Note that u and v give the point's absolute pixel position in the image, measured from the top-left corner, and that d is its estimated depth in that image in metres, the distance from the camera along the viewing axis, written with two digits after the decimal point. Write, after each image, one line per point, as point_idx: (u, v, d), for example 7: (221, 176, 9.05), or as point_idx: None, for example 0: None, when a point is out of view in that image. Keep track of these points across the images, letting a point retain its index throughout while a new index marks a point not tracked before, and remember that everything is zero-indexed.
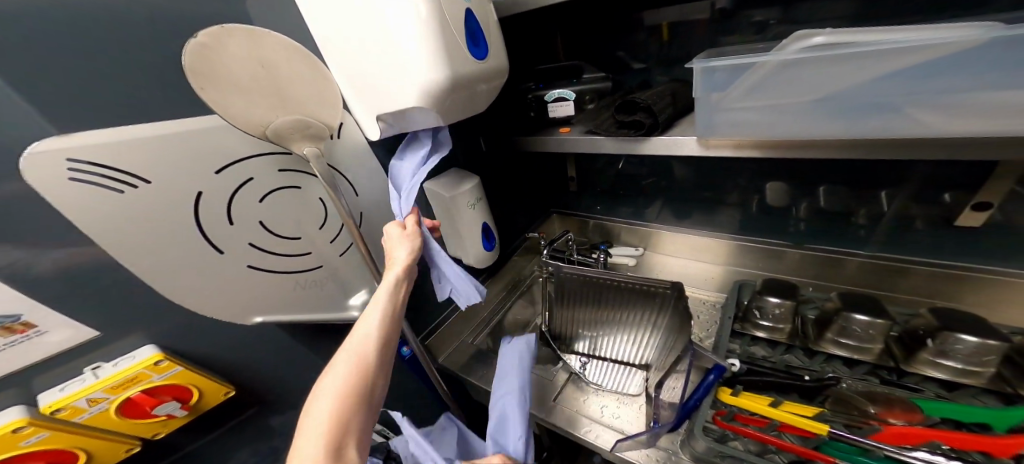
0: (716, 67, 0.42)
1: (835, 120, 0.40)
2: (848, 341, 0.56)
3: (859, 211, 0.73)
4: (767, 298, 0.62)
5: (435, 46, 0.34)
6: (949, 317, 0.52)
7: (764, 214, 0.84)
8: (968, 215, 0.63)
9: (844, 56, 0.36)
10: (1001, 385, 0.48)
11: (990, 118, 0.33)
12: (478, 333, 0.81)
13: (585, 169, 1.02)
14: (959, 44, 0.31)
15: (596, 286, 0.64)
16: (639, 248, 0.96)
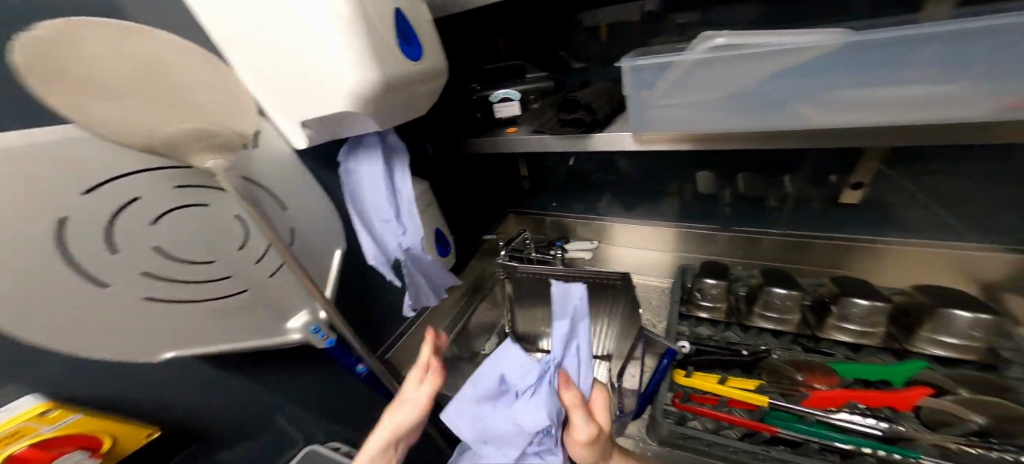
0: (642, 66, 0.45)
1: (742, 115, 0.45)
2: (773, 314, 0.63)
3: (769, 195, 0.81)
4: (705, 280, 0.67)
5: (368, 50, 0.32)
6: (847, 285, 0.61)
7: (696, 202, 0.91)
8: (847, 193, 0.72)
9: (744, 57, 0.41)
10: (892, 342, 0.57)
11: (854, 110, 0.39)
12: (445, 341, 0.80)
13: (536, 167, 1.04)
14: (822, 47, 0.37)
15: (550, 282, 0.65)
16: (593, 242, 1.01)
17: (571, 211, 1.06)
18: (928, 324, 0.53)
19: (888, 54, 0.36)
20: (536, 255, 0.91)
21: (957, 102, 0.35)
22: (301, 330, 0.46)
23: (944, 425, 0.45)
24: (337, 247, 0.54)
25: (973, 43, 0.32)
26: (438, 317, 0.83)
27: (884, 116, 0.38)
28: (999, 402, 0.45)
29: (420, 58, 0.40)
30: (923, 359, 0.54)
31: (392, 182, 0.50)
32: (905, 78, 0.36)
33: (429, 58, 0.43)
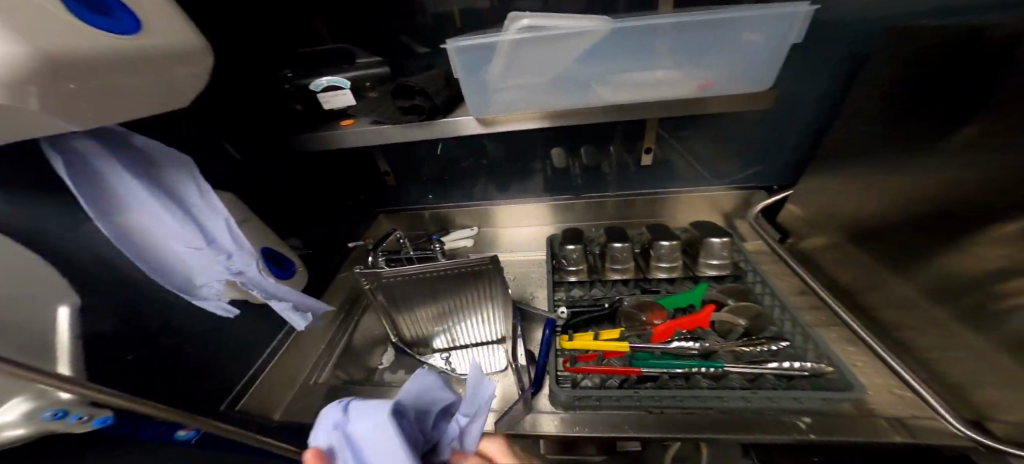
0: (469, 46, 0.46)
1: (557, 93, 0.53)
2: (616, 266, 0.74)
3: (604, 163, 0.97)
4: (566, 247, 0.75)
5: (33, 23, 0.23)
6: (657, 231, 0.76)
7: (556, 175, 1.00)
8: (643, 157, 0.94)
9: (546, 40, 0.47)
10: (688, 271, 0.74)
11: (627, 88, 0.53)
12: (320, 370, 0.73)
13: (400, 161, 0.96)
14: (602, 31, 0.46)
15: (421, 280, 0.60)
16: (473, 228, 1.04)
17: (447, 201, 1.04)
18: (703, 252, 0.71)
19: (640, 41, 0.48)
20: (414, 253, 0.86)
21: (680, 82, 0.52)
22: (27, 421, 0.28)
23: (731, 331, 0.62)
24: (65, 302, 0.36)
25: (682, 38, 0.48)
26: (307, 344, 0.73)
27: (644, 93, 0.53)
28: (757, 310, 0.63)
29: (140, 30, 0.31)
30: (708, 280, 0.72)
31: (188, 205, 0.43)
32: (652, 63, 0.51)
33: (162, 35, 0.34)
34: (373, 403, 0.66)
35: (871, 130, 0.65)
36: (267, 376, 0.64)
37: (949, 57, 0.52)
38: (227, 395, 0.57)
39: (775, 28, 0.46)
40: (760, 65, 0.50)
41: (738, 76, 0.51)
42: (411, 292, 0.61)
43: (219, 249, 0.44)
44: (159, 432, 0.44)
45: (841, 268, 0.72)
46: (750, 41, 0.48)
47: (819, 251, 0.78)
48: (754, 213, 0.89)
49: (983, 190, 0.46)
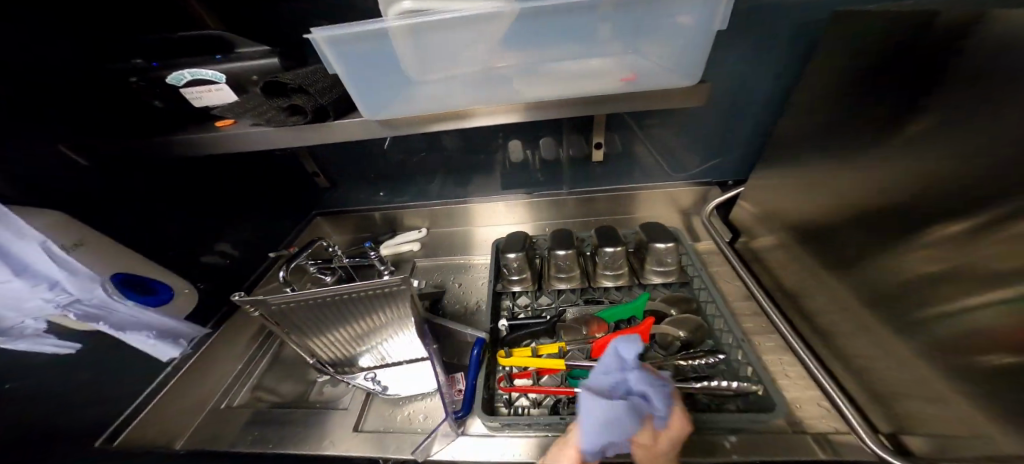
0: (342, 34, 0.39)
1: (463, 88, 0.47)
2: (561, 275, 0.70)
3: (563, 155, 0.91)
4: (507, 255, 0.70)
5: None
6: (604, 235, 0.71)
7: (514, 169, 0.94)
8: (596, 153, 0.90)
9: (433, 27, 0.40)
10: (634, 279, 0.70)
11: (544, 81, 0.47)
12: (235, 394, 0.67)
13: (344, 158, 0.87)
14: (504, 14, 0.40)
15: (320, 305, 0.50)
16: (422, 229, 0.98)
17: (399, 200, 0.97)
18: (650, 259, 0.68)
19: (552, 26, 0.42)
20: (348, 260, 0.79)
21: (600, 75, 0.47)
22: None
23: (673, 343, 0.59)
24: None
25: (595, 23, 0.42)
26: (222, 365, 0.67)
27: (564, 87, 0.47)
28: (698, 323, 0.60)
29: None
30: (653, 288, 0.69)
31: None
32: (562, 52, 0.45)
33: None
34: (294, 427, 0.61)
35: (812, 128, 0.63)
36: (161, 403, 0.56)
37: (878, 55, 0.50)
38: (114, 421, 0.51)
39: (696, 11, 0.41)
40: (681, 60, 0.45)
41: (666, 66, 0.46)
42: (311, 317, 0.52)
43: (29, 281, 0.39)
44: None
45: (787, 269, 0.70)
46: (674, 24, 0.43)
47: (770, 251, 0.76)
48: (710, 209, 0.86)
49: (915, 197, 0.44)
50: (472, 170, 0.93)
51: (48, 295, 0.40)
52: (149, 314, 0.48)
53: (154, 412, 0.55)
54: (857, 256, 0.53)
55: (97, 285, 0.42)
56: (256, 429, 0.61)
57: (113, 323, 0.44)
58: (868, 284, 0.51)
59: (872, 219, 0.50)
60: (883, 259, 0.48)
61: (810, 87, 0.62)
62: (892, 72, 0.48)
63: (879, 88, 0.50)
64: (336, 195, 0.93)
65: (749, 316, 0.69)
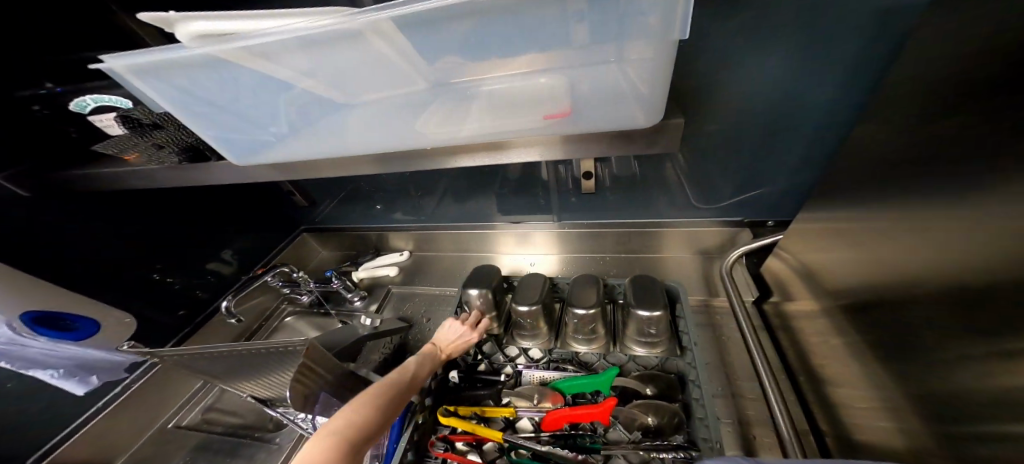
0: (173, 65, 0.35)
1: (351, 129, 0.41)
2: (524, 333, 0.61)
3: (568, 178, 0.79)
4: (469, 292, 0.62)
5: None
6: (576, 288, 0.60)
7: (510, 193, 0.85)
8: (586, 184, 0.79)
9: (255, 54, 0.34)
10: (608, 346, 0.58)
11: (455, 119, 0.40)
12: (188, 412, 0.70)
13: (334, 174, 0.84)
14: (346, 33, 0.32)
15: (213, 357, 0.46)
16: (405, 252, 0.95)
17: (393, 216, 0.92)
18: (630, 327, 0.56)
19: (433, 41, 0.34)
20: (315, 286, 0.81)
21: (518, 106, 0.38)
22: None
23: (638, 429, 0.51)
24: None
25: (465, 40, 0.33)
26: (180, 382, 0.71)
27: (473, 125, 0.40)
28: (673, 409, 0.51)
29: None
30: (632, 359, 0.57)
31: None
32: (454, 76, 0.36)
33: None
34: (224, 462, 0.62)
35: (874, 174, 0.46)
36: (102, 423, 0.60)
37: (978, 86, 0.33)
38: (41, 447, 0.56)
39: (654, 4, 0.29)
40: (642, 77, 0.34)
41: (629, 79, 0.34)
42: (213, 368, 0.48)
43: None
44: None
45: (831, 355, 0.54)
46: (623, 19, 0.31)
47: (806, 324, 0.60)
48: (733, 258, 0.69)
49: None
50: (469, 190, 0.85)
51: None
52: (68, 348, 0.53)
53: (93, 430, 0.59)
54: (929, 368, 0.38)
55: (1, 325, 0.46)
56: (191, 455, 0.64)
57: (18, 363, 0.49)
58: (948, 409, 0.36)
59: (957, 326, 0.35)
60: (967, 382, 0.34)
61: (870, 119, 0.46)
62: (1002, 108, 0.31)
63: (976, 136, 0.33)
64: (320, 212, 0.93)
65: (754, 401, 0.58)
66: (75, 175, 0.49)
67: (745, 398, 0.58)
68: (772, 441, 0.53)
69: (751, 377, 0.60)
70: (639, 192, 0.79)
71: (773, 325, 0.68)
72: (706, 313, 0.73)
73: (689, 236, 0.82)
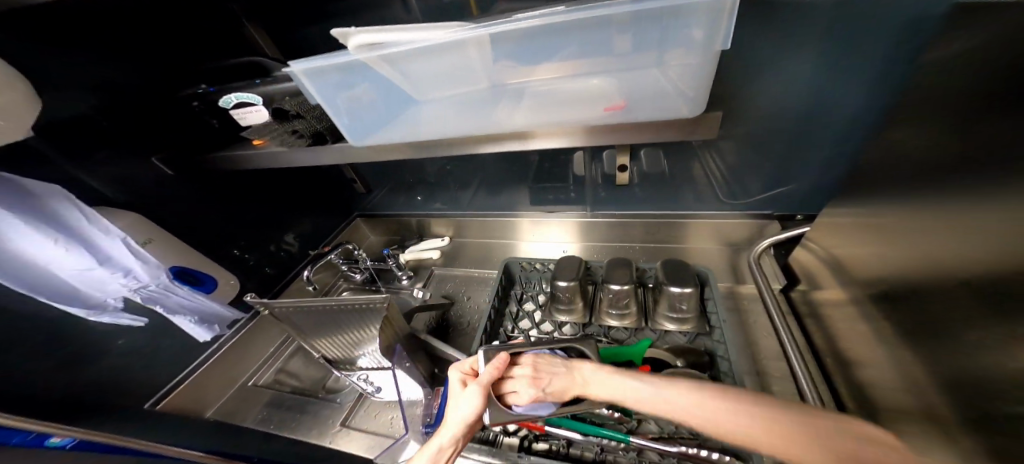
0: (317, 66, 0.43)
1: (440, 119, 0.49)
2: (561, 306, 0.67)
3: (597, 173, 0.86)
4: (557, 283, 0.65)
5: None
6: (613, 268, 0.66)
7: (543, 185, 0.91)
8: (620, 177, 0.84)
9: (386, 58, 0.42)
10: (640, 322, 0.64)
11: (528, 110, 0.47)
12: (262, 373, 0.79)
13: (387, 163, 0.93)
14: (457, 42, 0.41)
15: (307, 312, 0.54)
16: (445, 238, 1.03)
17: (433, 205, 1.01)
18: (662, 302, 0.62)
19: (524, 47, 0.42)
20: (371, 264, 0.90)
21: (576, 101, 0.45)
22: None
23: None
24: None
25: (532, 46, 0.41)
26: (257, 346, 0.80)
27: (530, 117, 0.47)
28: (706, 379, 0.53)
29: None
30: (662, 334, 0.63)
31: (68, 221, 0.52)
32: (522, 71, 0.44)
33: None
34: (296, 414, 0.72)
35: (902, 171, 0.50)
36: (199, 376, 0.70)
37: (1005, 99, 0.37)
38: (156, 392, 0.65)
39: (700, 20, 0.35)
40: (685, 78, 0.40)
41: (673, 80, 0.41)
42: (303, 320, 0.56)
43: (118, 275, 0.55)
44: (28, 437, 0.44)
45: (858, 338, 0.57)
46: (672, 30, 0.37)
47: (834, 310, 0.63)
48: (760, 250, 0.73)
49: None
50: (503, 183, 0.92)
51: (124, 281, 0.55)
52: (200, 299, 0.64)
53: (195, 380, 0.70)
54: (954, 346, 0.42)
55: (159, 274, 0.58)
56: (267, 410, 0.73)
57: (167, 305, 0.60)
58: (972, 383, 0.40)
59: (994, 311, 0.38)
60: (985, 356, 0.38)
61: (900, 124, 0.50)
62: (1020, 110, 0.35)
63: (1005, 142, 0.37)
64: (373, 199, 1.02)
65: (780, 378, 0.62)
66: (200, 160, 0.59)
67: (769, 376, 0.63)
68: None
69: (776, 358, 0.65)
70: (668, 186, 0.84)
71: (800, 313, 0.72)
72: (733, 300, 0.77)
73: (716, 229, 0.86)
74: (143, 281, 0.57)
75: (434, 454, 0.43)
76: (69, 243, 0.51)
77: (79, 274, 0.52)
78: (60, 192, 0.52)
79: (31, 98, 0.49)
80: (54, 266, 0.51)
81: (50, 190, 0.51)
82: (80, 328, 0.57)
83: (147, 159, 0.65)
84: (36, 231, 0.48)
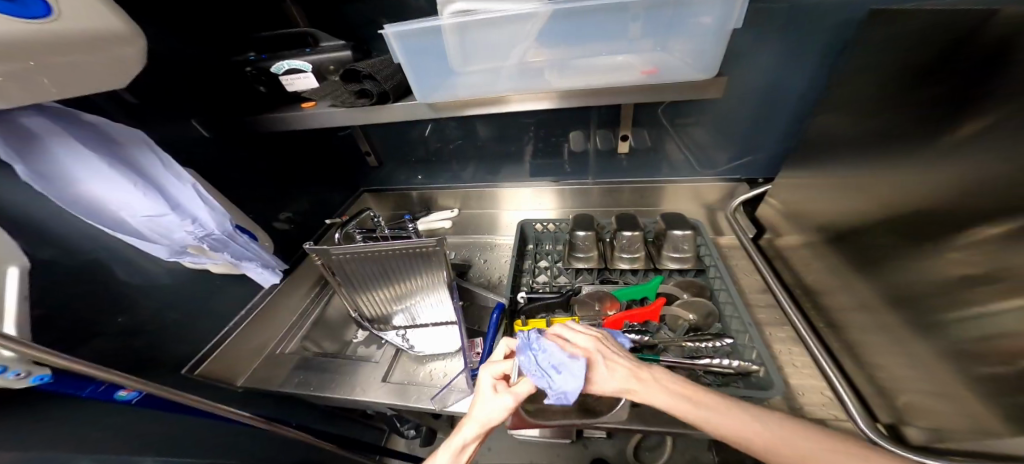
0: (417, 29, 0.53)
1: (503, 80, 0.59)
2: (579, 255, 0.76)
3: (591, 148, 0.96)
4: (577, 234, 0.75)
5: (56, 45, 0.38)
6: (622, 220, 0.77)
7: (541, 160, 1.00)
8: (621, 145, 0.93)
9: (476, 23, 0.53)
10: (649, 263, 0.75)
11: (579, 74, 0.58)
12: (287, 342, 0.81)
13: (398, 137, 0.97)
14: (535, 14, 0.52)
15: (367, 258, 0.62)
16: (454, 210, 1.09)
17: (434, 182, 1.07)
18: (667, 245, 0.73)
19: (583, 23, 0.53)
20: (389, 232, 0.89)
21: (612, 71, 0.58)
22: None
23: (682, 323, 0.64)
24: (14, 265, 0.43)
25: (582, 22, 0.53)
26: (280, 316, 0.80)
27: (575, 80, 0.59)
28: (709, 309, 0.65)
29: (50, 13, 0.38)
30: (668, 273, 0.74)
31: (139, 167, 0.54)
32: (577, 42, 0.56)
33: (78, 18, 0.40)
34: (332, 374, 0.71)
35: (840, 131, 0.65)
36: (229, 345, 0.69)
37: (914, 70, 0.51)
38: (191, 360, 0.64)
39: (710, 10, 0.49)
40: (694, 54, 0.55)
41: (686, 60, 0.56)
42: (362, 267, 0.63)
43: (189, 221, 0.56)
44: (98, 391, 0.49)
45: (811, 268, 0.72)
46: (692, 18, 0.51)
47: (796, 249, 0.77)
48: (736, 205, 0.87)
49: (956, 215, 0.45)
50: (500, 159, 1.00)
51: (192, 229, 0.56)
52: (253, 249, 0.67)
53: (225, 349, 0.68)
54: (885, 258, 0.56)
55: (224, 223, 0.60)
56: (302, 374, 0.72)
57: (228, 252, 0.62)
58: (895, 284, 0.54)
59: (904, 233, 0.52)
60: (905, 262, 0.52)
61: (840, 96, 0.64)
62: (919, 79, 0.50)
63: (918, 103, 0.50)
64: (382, 173, 1.06)
65: (764, 308, 0.75)
66: (252, 121, 0.67)
67: (757, 306, 0.76)
68: (781, 331, 0.70)
69: (759, 292, 0.78)
70: (653, 158, 0.96)
71: (769, 256, 0.86)
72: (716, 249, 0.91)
73: (697, 193, 0.98)
74: (209, 229, 0.58)
75: (458, 449, 0.45)
76: (144, 187, 0.52)
77: (150, 220, 0.53)
78: (134, 135, 0.54)
79: (143, 56, 0.48)
80: (126, 212, 0.51)
81: (127, 134, 0.53)
82: (118, 296, 0.56)
83: (189, 121, 0.67)
84: (113, 171, 0.49)
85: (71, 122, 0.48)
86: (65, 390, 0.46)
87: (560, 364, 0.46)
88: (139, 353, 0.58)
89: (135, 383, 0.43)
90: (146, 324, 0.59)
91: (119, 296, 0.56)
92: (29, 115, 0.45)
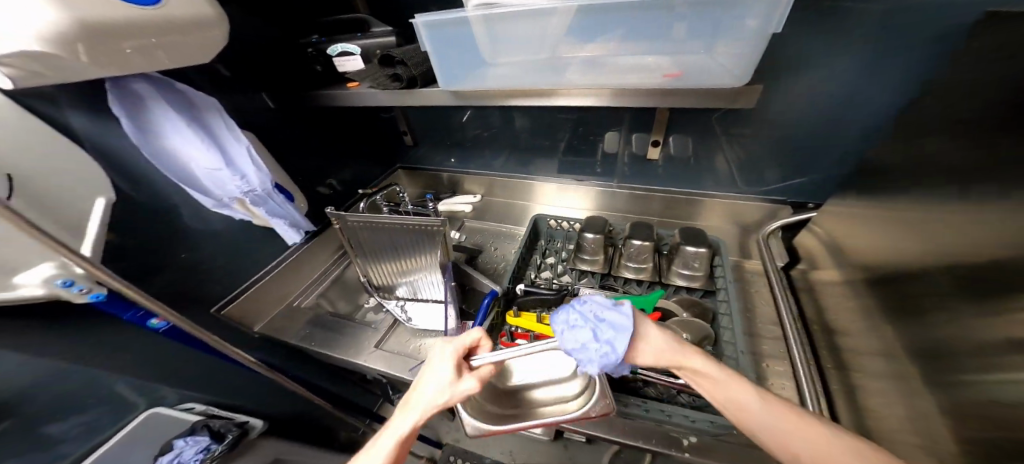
0: (449, 20, 0.55)
1: (527, 73, 0.60)
2: (585, 256, 0.75)
3: (624, 152, 0.93)
4: (585, 236, 0.75)
5: (162, 26, 0.46)
6: (634, 228, 0.75)
7: (574, 157, 0.99)
8: (653, 150, 0.89)
9: (500, 15, 0.53)
10: (655, 275, 0.73)
11: (608, 71, 0.57)
12: (307, 296, 0.89)
13: (438, 120, 1.01)
14: (563, 10, 0.51)
15: (378, 229, 0.67)
16: (477, 195, 1.12)
17: (466, 167, 1.10)
18: (678, 260, 0.70)
19: (612, 20, 0.52)
20: (412, 208, 0.96)
21: (638, 71, 0.56)
22: (62, 269, 0.49)
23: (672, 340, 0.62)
24: (100, 196, 0.55)
25: (615, 17, 0.52)
26: (303, 271, 0.89)
27: (602, 77, 0.57)
28: (706, 332, 0.61)
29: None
30: (674, 289, 0.71)
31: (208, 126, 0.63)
32: (608, 38, 0.55)
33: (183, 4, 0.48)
34: (339, 331, 0.79)
35: (904, 161, 0.57)
36: (256, 290, 0.79)
37: (1000, 98, 0.43)
38: (220, 299, 0.74)
39: (755, 11, 0.45)
40: (732, 59, 0.51)
41: (726, 64, 0.51)
42: (373, 238, 0.69)
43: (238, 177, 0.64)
44: (137, 315, 0.58)
45: (837, 306, 0.66)
46: (731, 22, 0.48)
47: (827, 285, 0.70)
48: (772, 229, 0.79)
49: (1013, 273, 0.39)
50: (533, 152, 1.01)
51: (239, 184, 0.64)
52: (287, 208, 0.75)
53: (251, 293, 0.78)
54: (921, 310, 0.49)
55: (266, 182, 0.68)
56: (309, 329, 0.81)
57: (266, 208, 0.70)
58: (923, 339, 0.48)
59: (949, 283, 0.46)
60: (944, 317, 0.46)
61: (914, 118, 0.56)
62: (1001, 111, 0.43)
63: (995, 137, 0.43)
64: (418, 153, 1.12)
65: (771, 339, 0.70)
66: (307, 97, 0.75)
67: (763, 337, 0.70)
68: (781, 366, 0.65)
69: (773, 323, 0.72)
70: (682, 167, 0.91)
71: (798, 288, 0.78)
72: (739, 272, 0.85)
73: (732, 209, 0.92)
74: (253, 186, 0.66)
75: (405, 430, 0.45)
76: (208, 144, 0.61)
77: (209, 172, 0.61)
78: (208, 100, 0.63)
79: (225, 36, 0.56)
80: (192, 163, 0.60)
81: (204, 98, 0.62)
82: (181, 232, 0.67)
83: (259, 93, 0.77)
84: (187, 129, 0.58)
85: (161, 85, 0.57)
86: (113, 310, 0.55)
87: (603, 313, 0.46)
88: (188, 281, 0.68)
89: (167, 315, 0.48)
90: (199, 259, 0.70)
91: (181, 233, 0.67)
92: (135, 80, 0.55)
